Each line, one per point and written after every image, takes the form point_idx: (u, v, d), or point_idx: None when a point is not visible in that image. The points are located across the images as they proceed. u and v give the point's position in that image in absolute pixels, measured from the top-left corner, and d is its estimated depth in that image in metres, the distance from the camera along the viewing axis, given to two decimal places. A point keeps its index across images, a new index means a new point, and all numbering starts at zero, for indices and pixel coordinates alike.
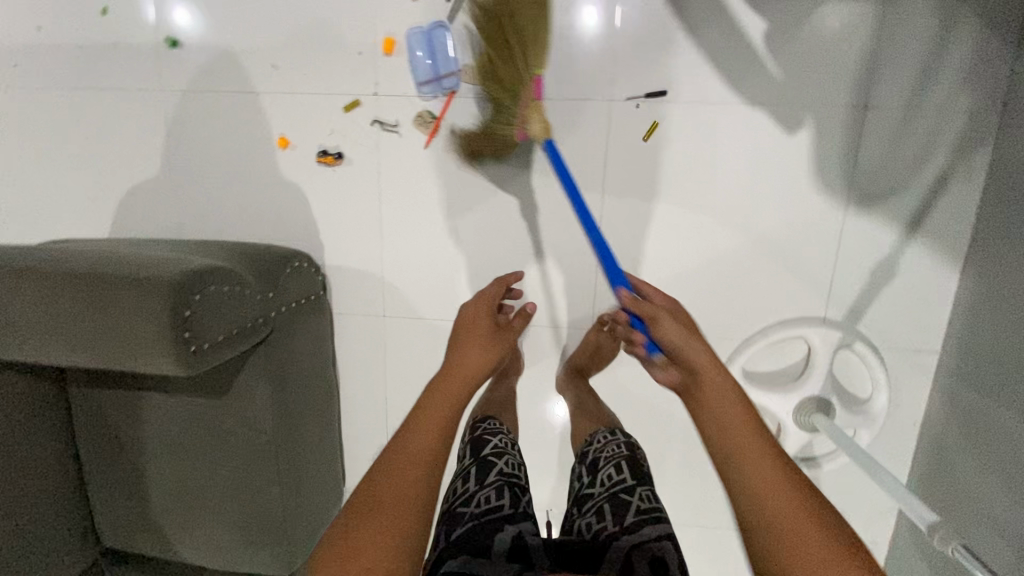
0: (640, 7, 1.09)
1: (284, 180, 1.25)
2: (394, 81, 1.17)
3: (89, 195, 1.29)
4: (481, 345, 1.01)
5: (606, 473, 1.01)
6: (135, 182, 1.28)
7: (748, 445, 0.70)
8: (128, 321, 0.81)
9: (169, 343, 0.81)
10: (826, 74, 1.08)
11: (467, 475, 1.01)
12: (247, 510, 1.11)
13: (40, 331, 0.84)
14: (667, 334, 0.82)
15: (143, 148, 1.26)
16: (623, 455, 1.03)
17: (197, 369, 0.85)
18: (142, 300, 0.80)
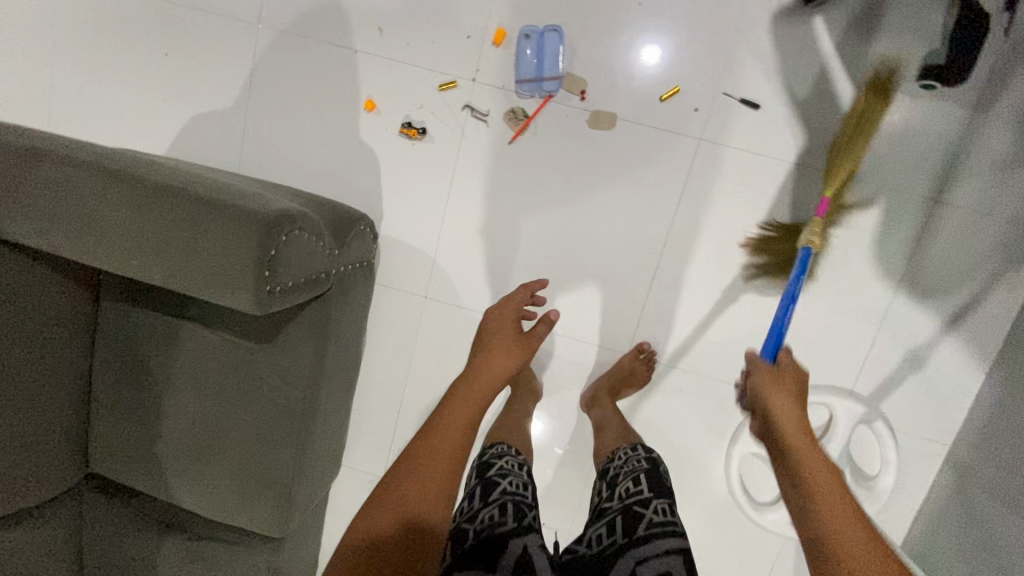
0: (747, 59, 1.14)
1: (360, 141, 1.24)
2: (495, 72, 1.19)
3: (156, 111, 1.26)
4: (504, 348, 1.05)
5: (624, 486, 0.96)
6: (208, 108, 1.25)
7: (829, 481, 0.73)
8: (214, 250, 0.79)
9: (250, 278, 0.79)
10: (906, 163, 1.13)
11: (472, 493, 0.89)
12: (257, 461, 1.08)
13: (114, 237, 0.81)
14: (764, 392, 0.86)
15: (225, 77, 1.23)
16: (642, 467, 0.99)
17: (265, 310, 0.83)
18: (233, 228, 0.79)
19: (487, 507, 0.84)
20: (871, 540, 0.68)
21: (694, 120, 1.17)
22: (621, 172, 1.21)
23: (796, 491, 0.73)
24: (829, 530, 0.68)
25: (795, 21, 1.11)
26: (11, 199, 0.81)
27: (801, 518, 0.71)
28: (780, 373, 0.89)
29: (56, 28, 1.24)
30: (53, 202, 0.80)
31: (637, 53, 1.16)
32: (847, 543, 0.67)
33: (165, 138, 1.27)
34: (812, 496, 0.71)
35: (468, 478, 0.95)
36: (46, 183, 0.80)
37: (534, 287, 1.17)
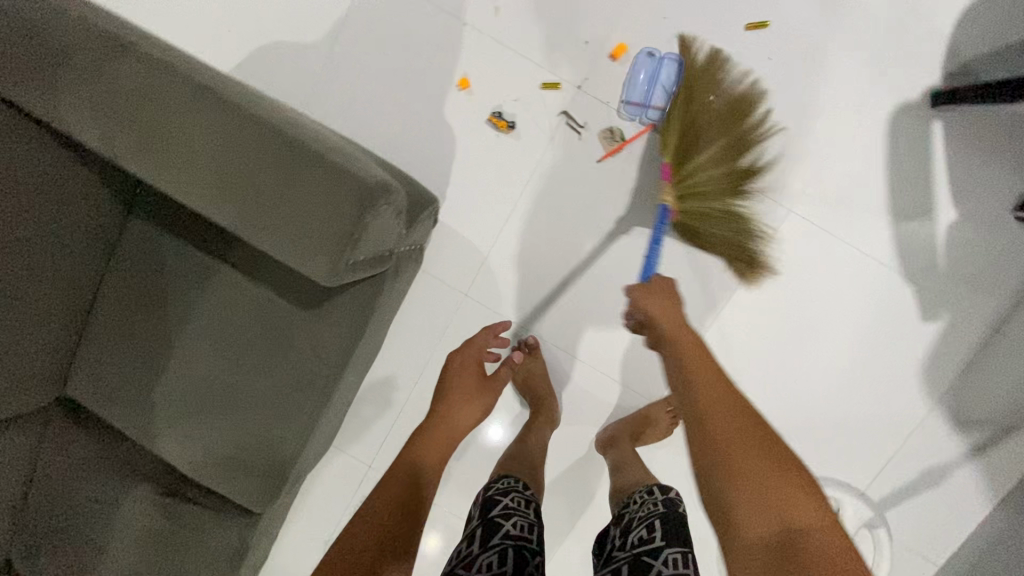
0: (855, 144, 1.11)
1: (443, 116, 1.16)
2: (604, 84, 1.13)
3: (231, 25, 1.15)
4: (462, 395, 1.05)
5: (636, 535, 0.83)
6: (289, 39, 1.15)
7: (712, 379, 0.76)
8: (301, 207, 0.71)
9: (332, 244, 0.72)
10: (980, 285, 1.13)
11: (473, 534, 0.84)
12: (258, 428, 0.99)
13: (187, 161, 0.71)
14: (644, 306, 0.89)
15: (316, 11, 1.14)
16: (657, 512, 0.85)
17: (333, 280, 0.76)
18: (327, 185, 0.70)
19: (486, 553, 0.79)
20: (748, 419, 0.71)
21: (789, 189, 1.14)
22: None
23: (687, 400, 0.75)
24: (708, 425, 0.71)
25: (916, 118, 1.09)
26: (78, 89, 0.70)
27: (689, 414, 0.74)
28: (656, 289, 0.91)
29: None
30: (126, 105, 0.70)
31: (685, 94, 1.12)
32: (727, 434, 0.70)
33: (234, 54, 1.16)
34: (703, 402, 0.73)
35: (473, 517, 0.90)
36: (123, 83, 0.69)
37: (495, 330, 1.15)
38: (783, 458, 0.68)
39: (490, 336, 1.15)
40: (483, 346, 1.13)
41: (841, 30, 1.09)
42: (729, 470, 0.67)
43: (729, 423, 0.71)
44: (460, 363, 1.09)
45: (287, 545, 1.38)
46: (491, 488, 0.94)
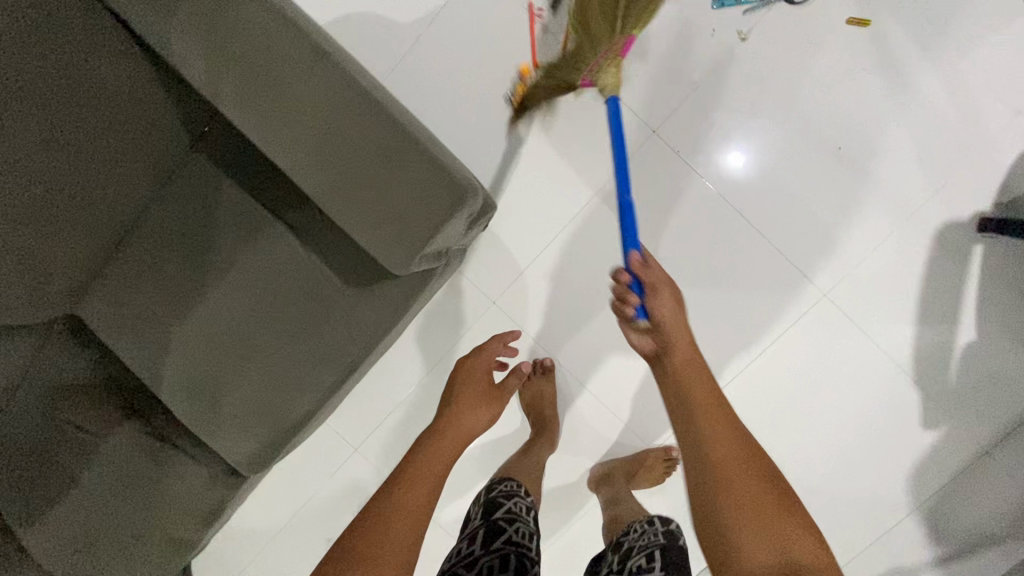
0: (898, 247, 1.15)
1: (517, 124, 1.17)
2: (676, 135, 1.17)
3: None
4: (476, 398, 0.94)
5: (634, 563, 0.83)
6: (384, 15, 1.15)
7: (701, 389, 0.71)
8: (391, 192, 0.71)
9: (415, 235, 0.72)
10: (982, 407, 1.17)
11: (475, 535, 0.82)
12: (270, 392, 0.97)
13: (289, 121, 0.70)
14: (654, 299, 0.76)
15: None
16: (657, 543, 0.85)
17: (402, 269, 0.76)
18: (423, 178, 0.70)
19: (488, 555, 0.77)
20: (744, 445, 0.67)
21: (828, 275, 1.18)
22: (738, 284, 1.20)
23: (687, 421, 0.69)
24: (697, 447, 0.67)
25: (961, 236, 1.14)
26: (196, 23, 0.68)
27: (685, 435, 0.69)
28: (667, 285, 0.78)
29: None
30: (242, 51, 0.68)
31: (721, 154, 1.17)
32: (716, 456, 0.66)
33: (328, 14, 1.16)
34: (704, 424, 0.68)
35: (473, 517, 0.89)
36: (244, 27, 0.67)
37: (505, 336, 1.05)
38: (776, 491, 0.64)
39: (502, 344, 1.05)
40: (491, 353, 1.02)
41: (911, 136, 1.13)
42: (724, 498, 0.64)
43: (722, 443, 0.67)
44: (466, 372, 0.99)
45: (260, 507, 1.36)
46: (495, 490, 0.94)
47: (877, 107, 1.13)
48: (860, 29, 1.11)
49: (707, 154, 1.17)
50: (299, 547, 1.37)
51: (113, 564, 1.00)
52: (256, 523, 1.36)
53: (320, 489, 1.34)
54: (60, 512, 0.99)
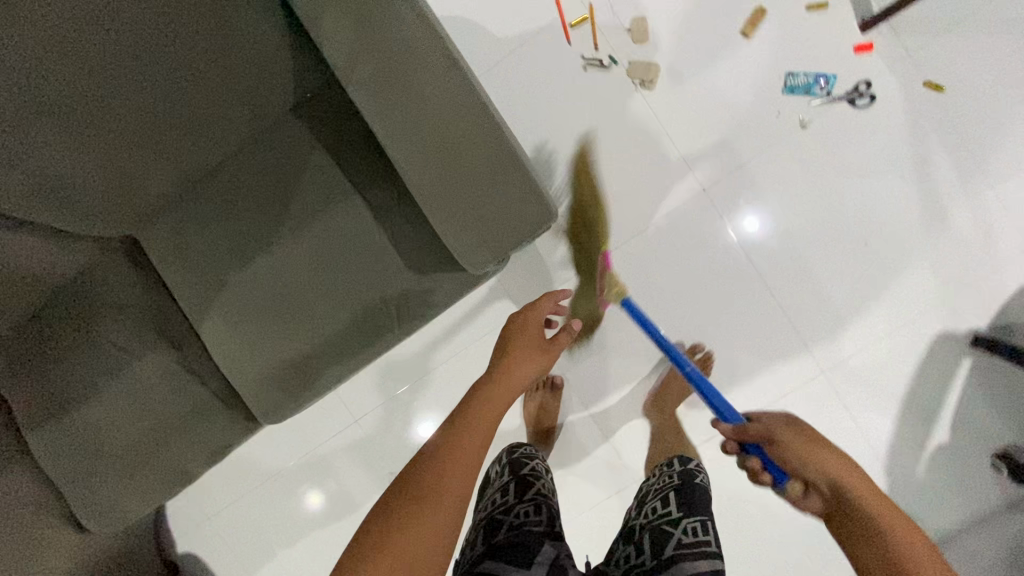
0: (897, 344, 1.25)
1: (581, 153, 1.25)
2: (720, 196, 1.24)
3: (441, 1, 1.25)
4: (525, 353, 0.88)
5: (652, 507, 0.91)
6: (481, 35, 1.25)
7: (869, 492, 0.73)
8: (485, 197, 0.78)
9: (498, 240, 0.80)
10: (942, 503, 1.27)
11: (505, 488, 0.91)
12: (307, 351, 1.01)
13: (409, 114, 0.77)
14: (782, 447, 0.80)
15: (514, 25, 1.24)
16: (673, 484, 0.93)
17: (476, 267, 0.83)
18: (519, 192, 0.78)
19: (522, 503, 0.86)
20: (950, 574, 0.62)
21: (830, 355, 1.26)
22: (748, 347, 1.27)
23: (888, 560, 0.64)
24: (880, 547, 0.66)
25: (956, 346, 1.24)
26: (348, 8, 0.74)
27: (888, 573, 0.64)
28: (794, 431, 0.81)
29: None
30: (383, 42, 0.75)
31: (744, 220, 1.24)
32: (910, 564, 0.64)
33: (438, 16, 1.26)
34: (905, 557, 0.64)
35: (501, 474, 0.97)
36: (391, 23, 0.74)
37: (558, 294, 0.98)
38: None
39: (553, 303, 0.98)
40: (543, 311, 0.96)
41: (933, 248, 1.22)
42: None
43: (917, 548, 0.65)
44: (518, 328, 0.94)
45: (257, 449, 1.42)
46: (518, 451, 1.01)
47: (907, 215, 1.22)
48: (908, 142, 1.21)
49: (732, 218, 1.24)
50: (285, 495, 1.42)
51: (110, 480, 1.02)
52: (250, 464, 1.43)
53: (318, 445, 1.41)
54: (72, 420, 1.00)
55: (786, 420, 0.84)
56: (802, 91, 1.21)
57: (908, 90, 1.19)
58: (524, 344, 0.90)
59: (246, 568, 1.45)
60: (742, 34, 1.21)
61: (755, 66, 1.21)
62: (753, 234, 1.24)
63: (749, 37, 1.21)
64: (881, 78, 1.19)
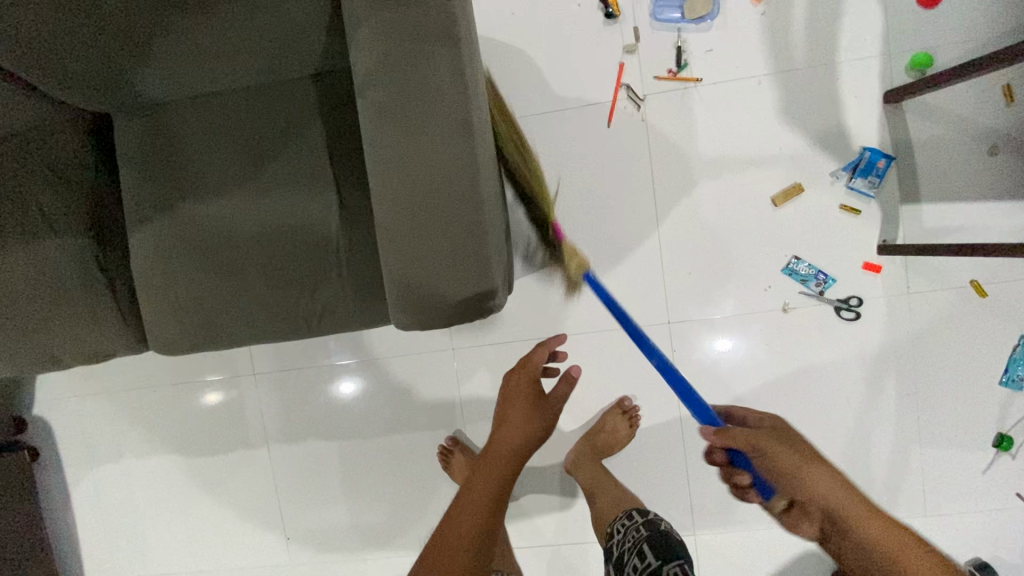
0: (773, 546, 1.24)
1: (574, 233, 1.23)
2: (681, 333, 1.23)
3: (516, 33, 1.22)
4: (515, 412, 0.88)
5: (630, 564, 0.86)
6: (536, 82, 1.22)
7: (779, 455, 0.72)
8: (439, 259, 0.75)
9: (431, 306, 0.77)
10: None
11: None
12: (217, 301, 0.97)
13: (403, 151, 0.74)
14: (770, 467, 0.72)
15: (571, 88, 1.21)
16: (642, 537, 0.88)
17: (403, 319, 0.80)
18: (470, 272, 0.75)
19: None
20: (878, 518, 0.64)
21: (706, 521, 1.25)
22: (640, 481, 1.26)
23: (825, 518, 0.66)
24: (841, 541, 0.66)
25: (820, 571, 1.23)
26: (391, 29, 0.72)
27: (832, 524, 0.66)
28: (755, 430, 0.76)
29: None
30: (409, 75, 0.72)
31: (713, 335, 1.22)
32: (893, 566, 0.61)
33: (507, 43, 1.22)
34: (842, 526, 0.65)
35: None
36: (425, 64, 0.72)
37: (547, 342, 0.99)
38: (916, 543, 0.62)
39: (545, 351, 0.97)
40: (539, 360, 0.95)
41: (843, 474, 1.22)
42: None
43: (911, 558, 0.61)
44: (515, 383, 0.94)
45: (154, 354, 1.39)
46: None
47: (835, 433, 1.22)
48: (867, 369, 1.20)
49: (697, 339, 1.22)
50: (161, 408, 1.40)
51: None
52: (136, 364, 1.39)
53: (212, 376, 1.38)
54: None
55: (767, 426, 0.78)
56: (800, 279, 1.19)
57: (892, 323, 1.19)
58: (516, 401, 0.90)
59: (92, 457, 1.42)
60: (771, 201, 1.18)
61: (770, 234, 1.19)
62: (723, 354, 1.22)
63: (778, 206, 1.18)
64: (873, 301, 1.19)
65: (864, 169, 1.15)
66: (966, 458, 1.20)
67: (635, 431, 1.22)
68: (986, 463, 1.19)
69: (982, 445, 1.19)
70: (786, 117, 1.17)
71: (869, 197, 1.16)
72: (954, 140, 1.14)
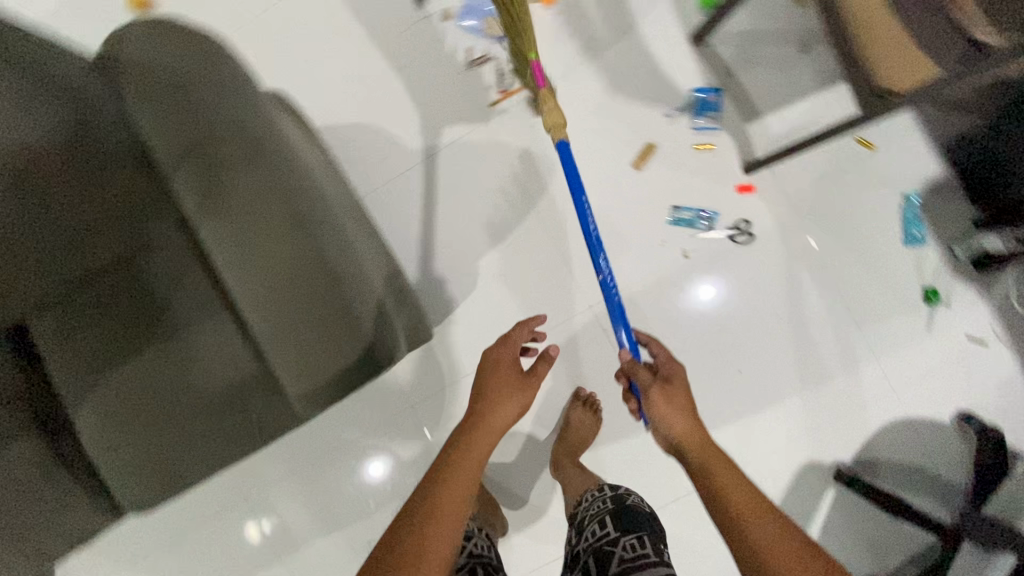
0: (767, 469, 1.27)
1: (473, 259, 1.29)
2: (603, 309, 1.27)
3: (356, 110, 1.32)
4: (498, 388, 0.88)
5: (589, 530, 0.90)
6: (388, 143, 1.31)
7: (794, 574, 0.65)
8: (321, 326, 0.85)
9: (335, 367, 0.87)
10: None
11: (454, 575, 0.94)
12: (170, 446, 1.01)
13: (255, 255, 0.85)
14: (652, 400, 0.88)
15: (422, 135, 1.30)
16: (607, 509, 0.92)
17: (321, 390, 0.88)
18: (354, 325, 0.85)
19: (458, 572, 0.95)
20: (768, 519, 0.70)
21: None
22: (627, 460, 1.26)
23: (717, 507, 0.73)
24: None
25: (819, 476, 1.26)
26: (206, 166, 0.85)
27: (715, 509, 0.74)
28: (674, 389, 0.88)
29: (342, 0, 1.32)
30: (233, 196, 0.85)
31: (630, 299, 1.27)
32: None
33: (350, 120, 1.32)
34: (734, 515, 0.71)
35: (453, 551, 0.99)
36: (241, 182, 0.84)
37: (531, 322, 0.99)
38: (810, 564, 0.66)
39: (524, 331, 0.99)
40: (516, 342, 0.96)
41: (801, 378, 1.26)
42: None
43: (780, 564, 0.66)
44: (493, 362, 0.93)
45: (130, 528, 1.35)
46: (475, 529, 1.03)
47: (777, 344, 1.26)
48: (781, 276, 1.25)
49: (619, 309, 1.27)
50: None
51: None
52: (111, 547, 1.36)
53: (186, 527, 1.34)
54: None
55: (665, 375, 0.91)
56: (686, 224, 1.25)
57: (784, 228, 1.25)
58: (500, 379, 0.90)
59: None
60: (632, 165, 1.26)
61: (643, 193, 1.26)
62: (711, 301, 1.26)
63: (639, 169, 1.26)
64: (759, 216, 1.25)
65: (700, 108, 1.24)
66: (904, 320, 1.24)
67: (600, 418, 1.25)
68: (924, 316, 1.24)
69: (915, 305, 1.24)
70: (616, 91, 1.26)
71: (716, 130, 1.25)
72: (765, 53, 1.24)
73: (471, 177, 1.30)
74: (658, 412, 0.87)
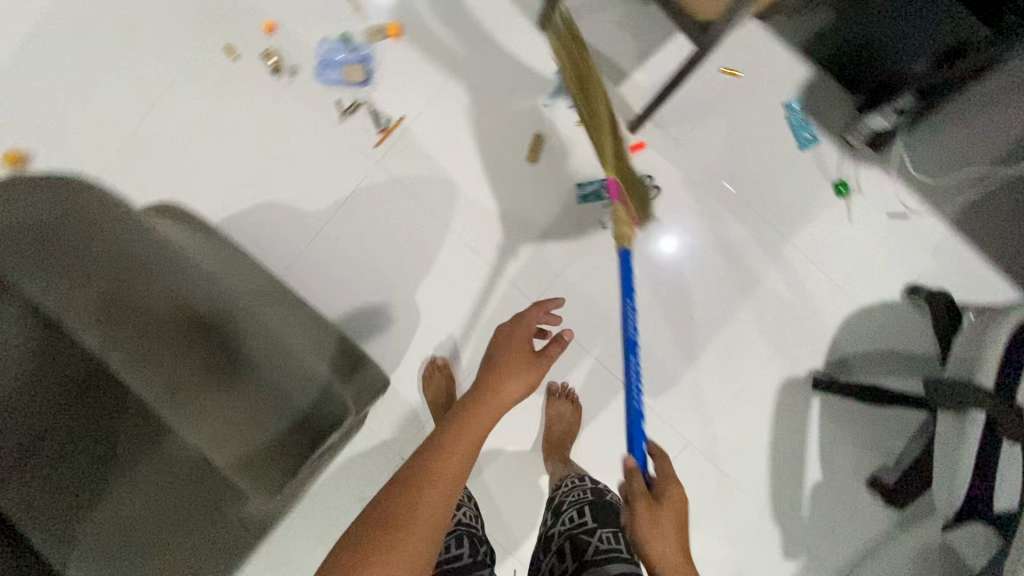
0: (749, 399, 1.28)
1: (408, 296, 1.29)
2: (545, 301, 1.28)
3: (249, 192, 1.31)
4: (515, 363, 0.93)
5: (567, 516, 0.93)
6: (290, 213, 1.31)
7: None
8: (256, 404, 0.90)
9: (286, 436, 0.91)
10: (834, 536, 1.27)
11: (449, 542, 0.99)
12: None
13: (169, 364, 0.89)
14: (640, 529, 0.76)
15: (318, 196, 1.31)
16: (586, 499, 0.94)
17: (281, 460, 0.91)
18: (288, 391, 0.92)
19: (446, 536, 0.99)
20: None
21: (687, 424, 1.28)
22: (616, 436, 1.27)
23: None
24: None
25: (799, 389, 1.28)
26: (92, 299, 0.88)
27: None
28: (663, 513, 0.77)
29: (201, 92, 1.32)
30: (128, 318, 0.89)
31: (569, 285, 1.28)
32: None
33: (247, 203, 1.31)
34: None
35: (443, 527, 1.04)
36: (132, 304, 0.89)
37: (549, 303, 1.03)
38: None
39: (542, 312, 1.03)
40: (535, 319, 1.01)
41: (750, 304, 1.28)
42: None
43: None
44: (510, 335, 0.98)
45: None
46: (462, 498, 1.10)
47: (718, 280, 1.28)
48: (699, 216, 1.28)
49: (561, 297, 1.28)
50: None
51: None
52: None
53: None
54: None
55: (659, 499, 0.79)
56: (594, 197, 1.27)
57: (685, 171, 1.28)
58: (518, 353, 0.95)
59: None
60: (526, 160, 1.29)
61: (546, 182, 1.29)
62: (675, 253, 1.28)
63: (534, 162, 1.29)
64: (659, 168, 1.28)
65: None
66: (825, 219, 1.27)
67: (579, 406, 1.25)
68: (842, 208, 1.27)
69: (831, 201, 1.27)
70: (487, 97, 1.30)
71: None
72: (611, 19, 1.29)
73: (380, 218, 1.30)
74: (646, 543, 0.75)
